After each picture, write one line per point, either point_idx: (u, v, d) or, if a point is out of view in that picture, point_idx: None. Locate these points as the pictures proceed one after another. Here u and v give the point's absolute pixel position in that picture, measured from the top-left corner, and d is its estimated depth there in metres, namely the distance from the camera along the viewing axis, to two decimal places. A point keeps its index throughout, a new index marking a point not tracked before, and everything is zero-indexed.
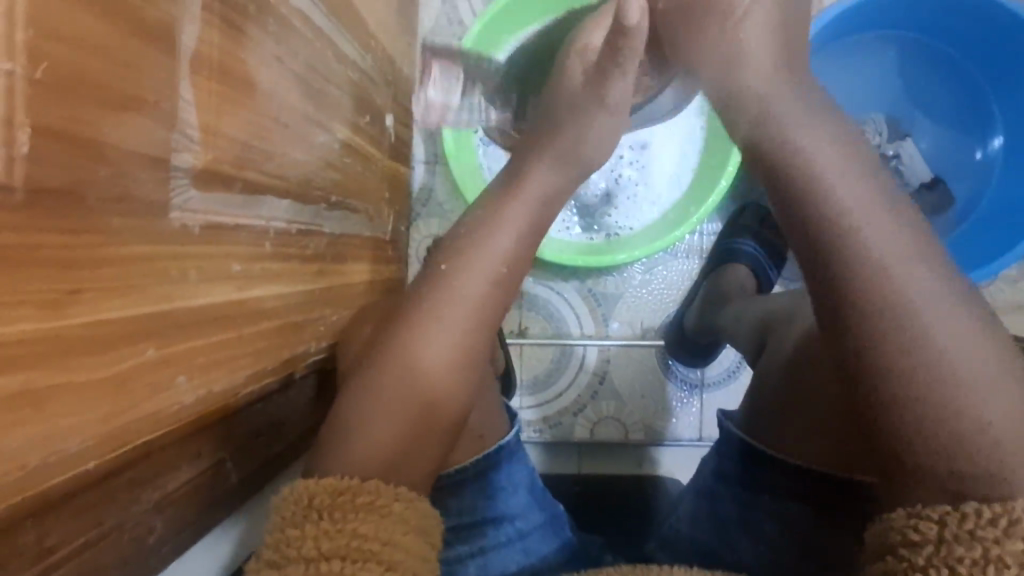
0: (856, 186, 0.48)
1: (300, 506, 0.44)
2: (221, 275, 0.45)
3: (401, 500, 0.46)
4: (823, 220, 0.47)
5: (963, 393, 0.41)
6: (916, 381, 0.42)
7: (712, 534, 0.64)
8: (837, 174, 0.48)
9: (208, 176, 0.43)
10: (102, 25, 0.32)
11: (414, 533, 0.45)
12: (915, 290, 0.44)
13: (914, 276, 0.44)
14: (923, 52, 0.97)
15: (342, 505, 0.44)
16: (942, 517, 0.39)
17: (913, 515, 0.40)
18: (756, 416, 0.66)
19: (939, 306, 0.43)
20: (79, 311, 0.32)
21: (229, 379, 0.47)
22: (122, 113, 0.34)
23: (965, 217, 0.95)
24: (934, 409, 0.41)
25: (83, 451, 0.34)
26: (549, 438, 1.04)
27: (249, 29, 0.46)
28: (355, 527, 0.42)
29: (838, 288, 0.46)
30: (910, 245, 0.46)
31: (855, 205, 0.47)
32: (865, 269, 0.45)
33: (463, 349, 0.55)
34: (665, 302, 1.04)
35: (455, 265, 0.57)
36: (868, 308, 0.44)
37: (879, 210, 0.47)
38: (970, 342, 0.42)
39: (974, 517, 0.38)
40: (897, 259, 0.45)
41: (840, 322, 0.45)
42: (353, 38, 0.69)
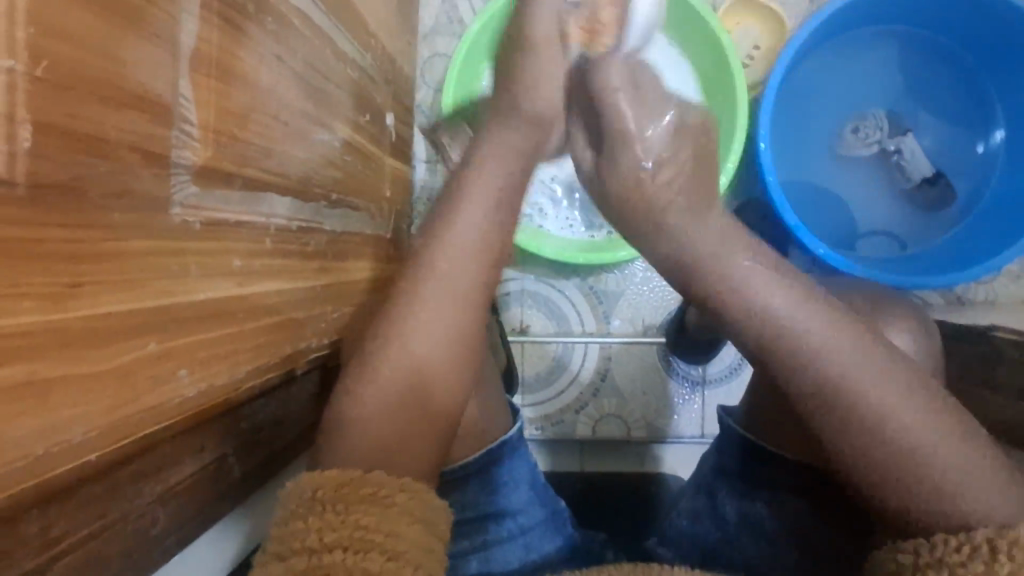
0: (782, 271, 0.55)
1: (304, 498, 0.44)
2: (222, 271, 0.46)
3: (402, 490, 0.46)
4: (764, 315, 0.53)
5: (911, 434, 0.48)
6: (873, 440, 0.49)
7: (711, 529, 0.64)
8: (767, 268, 0.55)
9: (208, 173, 0.43)
10: (103, 23, 0.33)
11: (420, 524, 0.45)
12: (849, 357, 0.51)
13: (846, 343, 0.51)
14: (923, 47, 0.97)
15: (348, 497, 0.44)
16: (916, 546, 0.46)
17: (896, 549, 0.47)
18: (757, 411, 0.64)
19: (873, 369, 0.50)
20: (81, 305, 0.32)
21: (230, 374, 0.48)
22: (123, 110, 0.35)
23: (965, 212, 0.96)
24: (894, 454, 0.49)
25: (87, 442, 0.34)
26: (551, 436, 1.05)
27: (248, 28, 0.47)
28: (358, 518, 0.43)
29: (786, 375, 0.52)
30: (836, 319, 0.52)
31: (785, 298, 0.53)
32: (806, 354, 0.51)
33: (458, 339, 0.56)
34: (666, 299, 1.04)
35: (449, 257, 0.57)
36: (815, 378, 0.51)
37: (805, 293, 0.53)
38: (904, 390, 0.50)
39: (941, 546, 0.45)
40: (832, 338, 0.51)
41: (791, 391, 0.52)
42: (353, 37, 0.69)
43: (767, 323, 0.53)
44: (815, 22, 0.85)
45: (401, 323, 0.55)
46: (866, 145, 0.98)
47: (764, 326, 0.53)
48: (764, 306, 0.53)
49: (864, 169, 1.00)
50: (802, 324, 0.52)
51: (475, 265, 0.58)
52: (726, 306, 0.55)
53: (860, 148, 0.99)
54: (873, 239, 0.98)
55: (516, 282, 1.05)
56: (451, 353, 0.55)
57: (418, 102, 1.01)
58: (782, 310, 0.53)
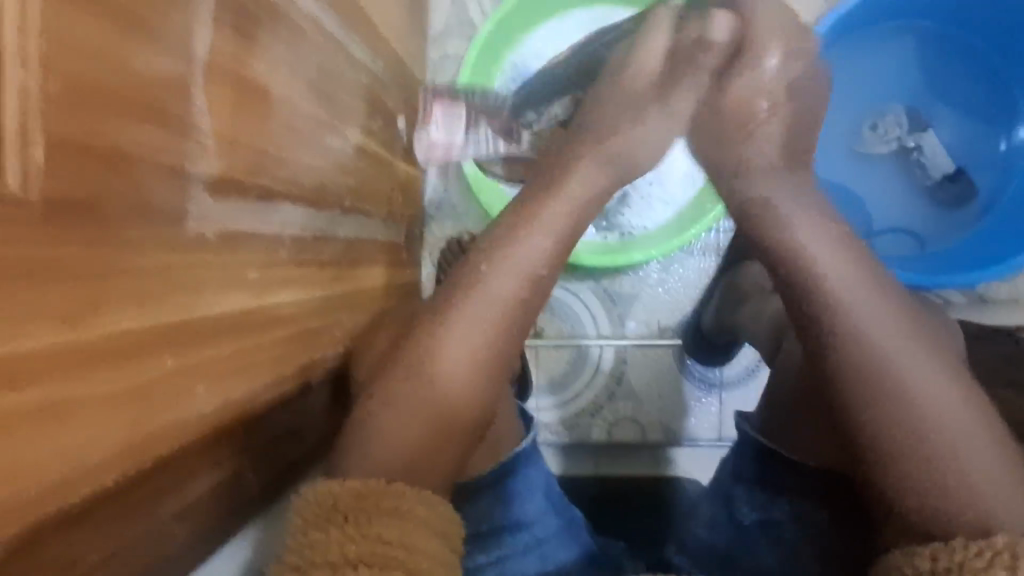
0: (840, 250, 0.56)
1: (324, 508, 0.43)
2: (238, 283, 0.45)
3: (422, 502, 0.45)
4: (826, 295, 0.54)
5: (944, 438, 0.48)
6: (899, 439, 0.49)
7: (732, 538, 0.63)
8: (826, 245, 0.56)
9: (223, 184, 0.42)
10: (119, 35, 0.32)
11: (438, 537, 0.44)
12: (891, 347, 0.52)
13: (886, 333, 0.52)
14: (944, 41, 0.95)
15: (369, 509, 0.43)
16: (934, 551, 0.44)
17: (908, 552, 0.45)
18: (776, 419, 0.63)
19: (915, 370, 0.51)
20: (100, 323, 0.32)
21: (248, 388, 0.47)
22: (139, 122, 0.34)
23: (986, 209, 0.93)
24: (928, 460, 0.48)
25: (106, 463, 0.34)
26: (566, 441, 1.03)
27: (259, 36, 0.46)
28: (379, 532, 0.42)
29: (833, 357, 0.53)
30: (896, 316, 0.53)
31: (851, 284, 0.54)
32: (857, 341, 0.52)
33: (477, 347, 0.54)
34: (681, 301, 1.03)
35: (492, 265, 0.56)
36: (858, 361, 0.52)
37: (871, 284, 0.54)
38: (939, 394, 0.50)
39: (962, 551, 0.43)
40: (877, 329, 0.52)
41: (833, 371, 0.53)
42: (365, 42, 0.69)
43: (830, 303, 0.54)
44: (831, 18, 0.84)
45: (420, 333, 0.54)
46: (886, 142, 0.97)
47: (824, 304, 0.54)
48: (830, 288, 0.54)
49: (884, 167, 0.98)
50: (863, 312, 0.53)
51: (490, 266, 0.56)
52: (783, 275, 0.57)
53: (880, 145, 0.97)
54: (893, 237, 0.96)
55: None
56: (472, 364, 0.54)
57: None
58: (846, 295, 0.54)
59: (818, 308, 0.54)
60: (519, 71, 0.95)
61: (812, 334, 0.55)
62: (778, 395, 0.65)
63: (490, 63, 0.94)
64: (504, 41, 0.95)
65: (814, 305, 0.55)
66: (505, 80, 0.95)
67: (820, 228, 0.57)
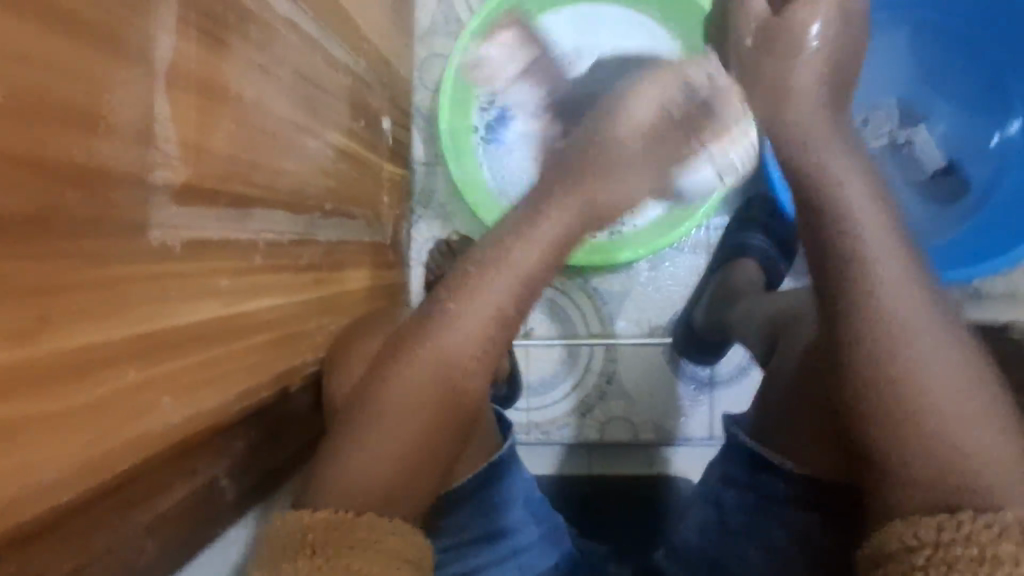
0: (866, 205, 0.52)
1: (294, 539, 0.43)
2: (208, 292, 0.45)
3: (396, 532, 0.45)
4: (848, 251, 0.50)
5: (959, 411, 0.44)
6: (908, 402, 0.45)
7: (716, 541, 0.62)
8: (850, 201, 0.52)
9: (189, 193, 0.42)
10: (66, 45, 0.31)
11: (411, 565, 0.44)
12: (909, 308, 0.47)
13: (905, 291, 0.48)
14: (939, 34, 0.93)
15: (340, 540, 0.43)
16: (939, 524, 0.40)
17: (912, 524, 0.41)
18: (769, 422, 0.60)
19: (928, 332, 0.46)
20: (53, 337, 0.31)
21: (220, 398, 0.47)
22: (90, 133, 0.33)
23: (981, 203, 0.92)
24: (939, 433, 0.44)
25: (61, 480, 0.33)
26: (557, 441, 1.03)
27: (229, 41, 0.45)
28: (347, 562, 0.41)
29: (844, 310, 0.49)
30: (915, 275, 0.49)
31: (874, 238, 0.50)
32: (875, 296, 0.48)
33: (450, 356, 0.52)
34: (672, 299, 1.02)
35: (482, 270, 0.56)
36: (875, 319, 0.47)
37: (895, 239, 0.50)
38: (955, 363, 0.46)
39: (969, 525, 0.39)
40: (898, 287, 0.48)
41: (844, 325, 0.49)
42: (346, 42, 0.68)
43: (850, 256, 0.50)
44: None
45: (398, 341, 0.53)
46: (878, 137, 0.96)
47: (843, 256, 0.50)
48: (852, 242, 0.50)
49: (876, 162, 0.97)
50: (883, 266, 0.49)
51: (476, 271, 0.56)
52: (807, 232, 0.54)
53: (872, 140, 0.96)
54: None
55: None
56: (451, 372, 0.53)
57: (416, 104, 0.99)
58: (867, 248, 0.50)
59: (836, 260, 0.50)
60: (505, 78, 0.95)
61: (828, 286, 0.50)
62: (772, 397, 0.61)
63: (473, 67, 0.93)
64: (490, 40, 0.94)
65: (832, 256, 0.50)
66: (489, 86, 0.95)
67: (844, 182, 0.53)
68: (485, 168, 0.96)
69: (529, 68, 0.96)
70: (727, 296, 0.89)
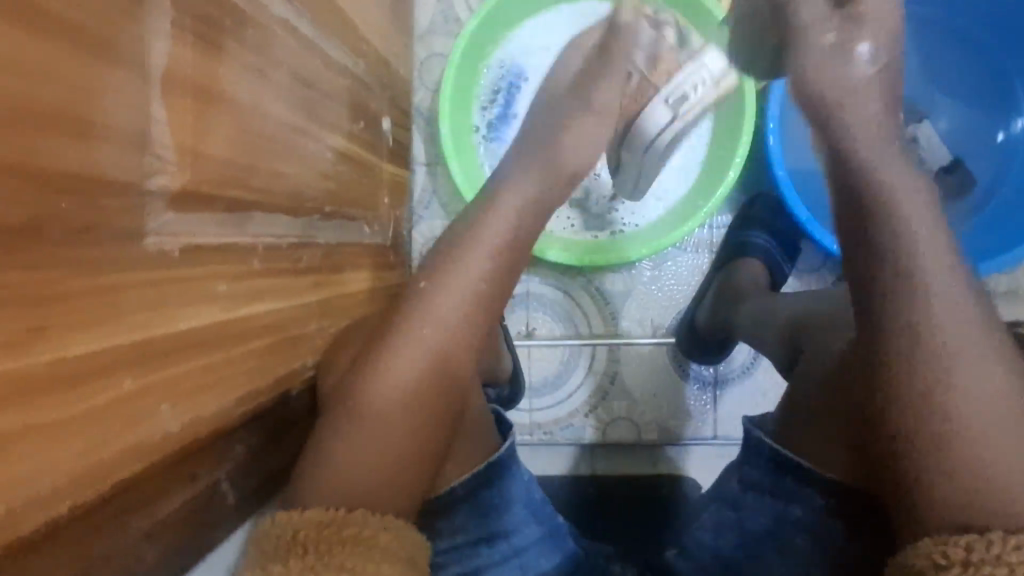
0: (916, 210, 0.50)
1: (284, 540, 0.42)
2: (205, 298, 0.44)
3: (388, 529, 0.44)
4: (892, 259, 0.49)
5: (993, 429, 0.44)
6: (944, 417, 0.45)
7: (737, 546, 0.59)
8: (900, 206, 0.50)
9: (185, 199, 0.42)
10: (58, 54, 0.31)
11: (403, 563, 0.43)
12: (952, 322, 0.47)
13: (950, 305, 0.47)
14: (944, 30, 0.92)
15: (331, 538, 0.42)
16: (968, 542, 0.41)
17: (941, 542, 0.42)
18: (793, 422, 0.57)
19: (972, 346, 0.46)
20: (46, 347, 0.31)
21: (218, 403, 0.47)
22: (82, 141, 0.33)
23: (986, 200, 0.92)
24: (970, 451, 0.44)
25: (57, 490, 0.33)
26: (560, 441, 1.02)
27: (226, 45, 0.45)
28: (341, 561, 0.40)
29: (890, 317, 0.48)
30: (964, 288, 0.48)
31: (926, 245, 0.49)
32: (920, 307, 0.47)
33: (440, 355, 0.52)
34: (674, 298, 1.02)
35: (435, 279, 0.55)
36: (916, 332, 0.47)
37: (944, 249, 0.49)
38: (993, 381, 0.45)
39: (1000, 544, 0.40)
40: (943, 299, 0.47)
41: (882, 335, 0.48)
42: (345, 44, 0.68)
43: (901, 263, 0.49)
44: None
45: (388, 341, 0.52)
46: None
47: (894, 262, 0.49)
48: (896, 249, 0.49)
49: None
50: (933, 276, 0.48)
51: (470, 276, 0.56)
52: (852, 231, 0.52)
53: None
54: None
55: (522, 284, 1.03)
56: (451, 372, 0.53)
57: (416, 104, 0.98)
58: (917, 256, 0.49)
59: (884, 265, 0.49)
60: (506, 72, 0.95)
61: (870, 293, 0.50)
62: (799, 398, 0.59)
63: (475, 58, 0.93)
64: (491, 35, 0.93)
65: (883, 262, 0.50)
66: (491, 77, 0.95)
67: (896, 184, 0.52)
68: (486, 167, 0.96)
69: (528, 65, 0.95)
70: (737, 295, 0.88)
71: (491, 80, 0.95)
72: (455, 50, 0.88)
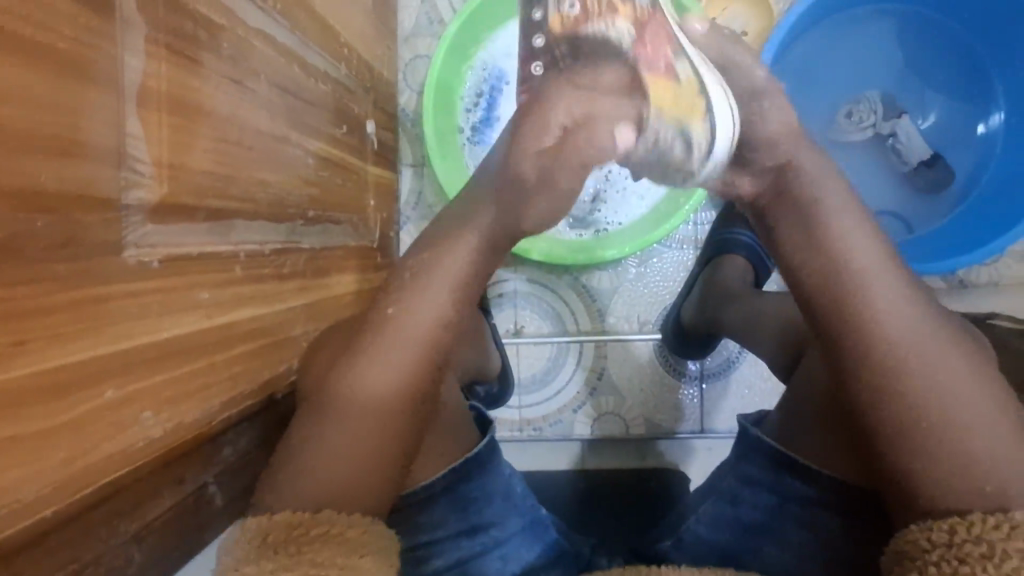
0: (850, 207, 0.50)
1: (253, 543, 0.44)
2: (188, 306, 0.46)
3: (357, 526, 0.46)
4: (830, 257, 0.49)
5: (961, 415, 0.44)
6: (910, 411, 0.45)
7: (737, 537, 0.59)
8: (842, 207, 0.49)
9: (165, 211, 0.43)
10: (37, 76, 0.33)
11: (373, 555, 0.45)
12: (898, 317, 0.47)
13: (895, 301, 0.47)
14: (921, 26, 0.94)
15: (299, 538, 0.44)
16: (951, 525, 0.41)
17: (926, 527, 0.42)
18: (790, 422, 0.58)
19: (921, 339, 0.46)
20: (29, 359, 0.33)
21: (201, 409, 0.48)
22: (62, 160, 0.35)
23: (967, 192, 0.93)
24: (944, 438, 0.44)
25: (43, 497, 0.34)
26: (550, 436, 1.04)
27: (202, 58, 0.46)
28: (312, 556, 0.42)
29: (837, 324, 0.48)
30: (907, 284, 0.48)
31: (862, 249, 0.48)
32: (869, 305, 0.47)
33: (416, 360, 0.52)
34: (659, 294, 1.03)
35: (411, 299, 0.52)
36: (863, 331, 0.47)
37: (876, 247, 0.49)
38: (952, 367, 0.45)
39: (980, 524, 0.40)
40: (892, 293, 0.47)
41: (835, 336, 0.48)
42: (325, 50, 0.69)
43: (839, 270, 0.48)
44: (782, 30, 0.84)
45: (359, 347, 0.52)
46: (860, 129, 0.95)
47: (843, 262, 0.48)
48: (837, 250, 0.49)
49: (859, 154, 0.97)
50: (871, 277, 0.48)
51: (444, 300, 0.52)
52: (789, 237, 0.51)
53: (854, 132, 0.95)
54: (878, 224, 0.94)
55: (507, 283, 1.05)
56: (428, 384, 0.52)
57: (402, 106, 0.99)
58: (853, 259, 0.48)
59: (822, 274, 0.49)
60: (492, 73, 0.96)
61: (813, 298, 0.49)
62: (795, 396, 0.58)
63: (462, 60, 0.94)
64: (478, 36, 0.94)
65: (823, 264, 0.49)
66: (479, 79, 0.96)
67: (821, 183, 0.50)
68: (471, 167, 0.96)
69: (511, 67, 0.96)
70: (722, 292, 0.88)
71: (477, 83, 0.96)
72: (439, 51, 0.89)
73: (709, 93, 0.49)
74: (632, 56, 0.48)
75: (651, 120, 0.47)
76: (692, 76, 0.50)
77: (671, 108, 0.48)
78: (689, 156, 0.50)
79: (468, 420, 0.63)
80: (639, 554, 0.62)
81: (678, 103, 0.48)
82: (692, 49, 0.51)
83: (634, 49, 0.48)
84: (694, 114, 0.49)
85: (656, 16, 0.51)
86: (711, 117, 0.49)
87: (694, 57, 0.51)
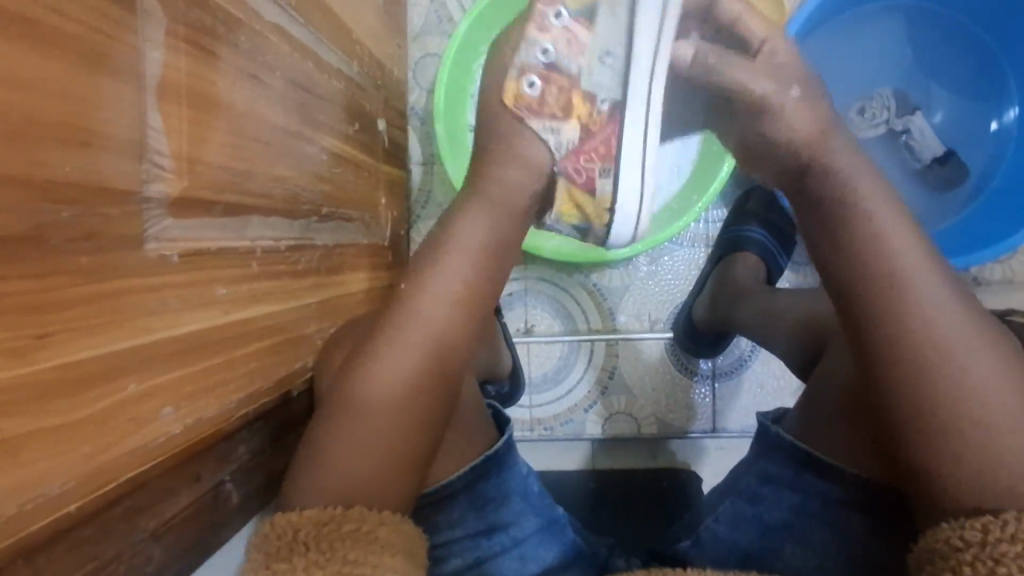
0: (888, 202, 0.49)
1: (284, 540, 0.43)
2: (205, 301, 0.45)
3: (385, 525, 0.45)
4: (863, 251, 0.48)
5: (991, 416, 0.43)
6: (943, 410, 0.44)
7: (753, 537, 0.58)
8: (874, 202, 0.49)
9: (184, 204, 0.43)
10: (54, 65, 0.32)
11: (402, 555, 0.44)
12: (934, 314, 0.45)
13: (933, 295, 0.46)
14: (933, 23, 0.93)
15: (329, 535, 0.43)
16: (985, 524, 0.40)
17: (958, 525, 0.41)
18: (811, 420, 0.57)
19: (963, 341, 0.45)
20: (49, 354, 0.32)
21: (217, 406, 0.47)
22: (83, 151, 0.34)
23: (982, 188, 0.92)
24: (974, 439, 0.43)
25: (66, 492, 0.34)
26: (561, 436, 1.03)
27: (220, 51, 0.46)
28: (345, 553, 0.41)
29: (871, 318, 0.47)
30: (944, 281, 0.47)
31: (902, 244, 0.48)
32: (906, 300, 0.46)
33: (435, 357, 0.52)
34: (671, 293, 1.02)
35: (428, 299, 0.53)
36: (895, 327, 0.46)
37: (913, 243, 0.48)
38: (988, 366, 0.44)
39: (1015, 523, 0.39)
40: (928, 288, 0.46)
41: (867, 330, 0.47)
42: (337, 47, 0.68)
43: (884, 269, 0.47)
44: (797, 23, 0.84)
45: (379, 346, 0.52)
46: (873, 125, 0.95)
47: (874, 256, 0.47)
48: (873, 247, 0.48)
49: (873, 150, 0.96)
50: (908, 271, 0.47)
51: (455, 304, 0.54)
52: (829, 232, 0.50)
53: (867, 128, 0.95)
54: None
55: (518, 282, 1.04)
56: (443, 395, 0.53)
57: (411, 104, 0.99)
58: (884, 253, 0.47)
59: (863, 273, 0.48)
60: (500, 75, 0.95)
61: (844, 292, 0.49)
62: (814, 396, 0.58)
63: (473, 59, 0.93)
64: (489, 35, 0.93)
65: (853, 256, 0.48)
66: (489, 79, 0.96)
67: (855, 175, 0.50)
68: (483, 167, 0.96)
69: None
70: (735, 289, 0.87)
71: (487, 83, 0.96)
72: (450, 49, 0.89)
73: (618, 209, 0.55)
74: (557, 168, 0.55)
75: (548, 217, 0.59)
76: (609, 193, 0.55)
77: (569, 210, 0.57)
78: (590, 236, 0.58)
79: (487, 418, 0.63)
80: (657, 555, 0.61)
81: (580, 209, 0.56)
82: (632, 164, 0.54)
83: (562, 162, 0.55)
84: (596, 219, 0.56)
85: (611, 137, 0.53)
86: (606, 228, 0.56)
87: (627, 176, 0.54)
